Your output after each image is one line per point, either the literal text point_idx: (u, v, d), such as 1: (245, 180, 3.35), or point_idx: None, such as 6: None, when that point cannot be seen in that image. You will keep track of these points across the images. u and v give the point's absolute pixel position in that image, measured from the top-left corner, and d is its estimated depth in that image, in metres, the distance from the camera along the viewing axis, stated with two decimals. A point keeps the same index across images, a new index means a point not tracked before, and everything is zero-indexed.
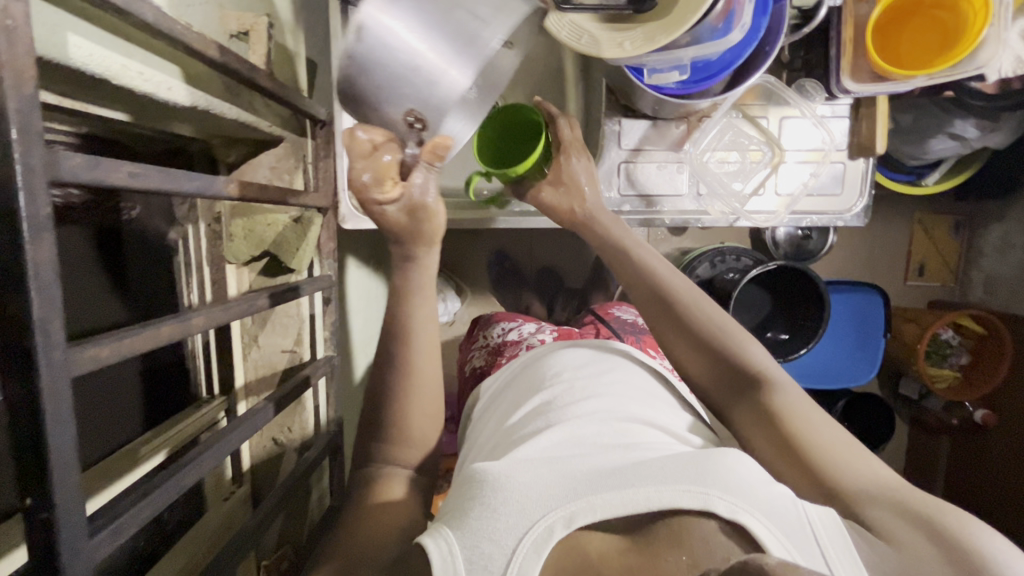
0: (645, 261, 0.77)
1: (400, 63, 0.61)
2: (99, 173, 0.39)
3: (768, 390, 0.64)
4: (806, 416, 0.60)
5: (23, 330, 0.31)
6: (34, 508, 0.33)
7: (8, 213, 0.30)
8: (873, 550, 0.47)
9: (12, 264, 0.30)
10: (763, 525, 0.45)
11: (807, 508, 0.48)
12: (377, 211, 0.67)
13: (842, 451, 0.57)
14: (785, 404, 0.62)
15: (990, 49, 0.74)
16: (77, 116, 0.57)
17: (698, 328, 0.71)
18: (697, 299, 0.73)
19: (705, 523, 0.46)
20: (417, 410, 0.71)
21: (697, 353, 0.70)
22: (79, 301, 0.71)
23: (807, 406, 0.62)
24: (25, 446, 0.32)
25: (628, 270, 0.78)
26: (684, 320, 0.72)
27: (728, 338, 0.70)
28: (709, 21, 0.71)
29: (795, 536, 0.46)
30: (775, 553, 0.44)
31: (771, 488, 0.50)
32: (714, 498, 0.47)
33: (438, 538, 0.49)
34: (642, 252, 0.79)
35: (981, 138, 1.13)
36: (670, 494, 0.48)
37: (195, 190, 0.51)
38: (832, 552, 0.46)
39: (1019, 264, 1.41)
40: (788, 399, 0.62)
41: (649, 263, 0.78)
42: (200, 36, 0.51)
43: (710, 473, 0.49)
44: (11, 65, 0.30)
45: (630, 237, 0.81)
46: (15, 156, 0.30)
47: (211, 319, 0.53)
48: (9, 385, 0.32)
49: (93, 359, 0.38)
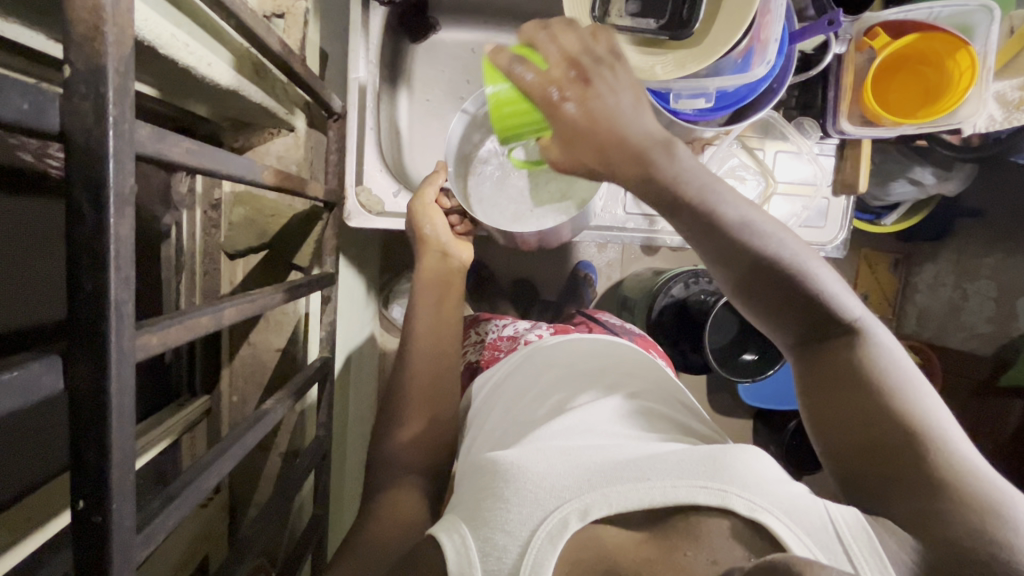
0: (720, 212, 0.58)
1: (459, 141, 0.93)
2: (162, 146, 0.36)
3: (854, 360, 0.58)
4: (901, 391, 0.56)
5: (96, 309, 0.28)
6: (87, 511, 0.29)
7: (95, 180, 0.27)
8: (897, 541, 0.45)
9: (94, 239, 0.27)
10: (784, 527, 0.45)
11: (829, 506, 0.47)
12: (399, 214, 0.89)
13: (925, 424, 0.53)
14: (876, 377, 0.56)
15: (971, 107, 0.83)
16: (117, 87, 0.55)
17: (791, 283, 0.59)
18: (783, 249, 0.59)
19: (722, 521, 0.46)
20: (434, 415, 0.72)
21: (779, 317, 0.61)
22: None
23: (901, 372, 0.57)
24: (84, 444, 0.29)
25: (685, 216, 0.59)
26: (773, 278, 0.59)
27: (817, 292, 0.59)
28: (731, 55, 0.75)
29: (817, 535, 0.44)
30: (795, 553, 0.44)
31: (788, 488, 0.48)
32: (732, 495, 0.46)
33: (453, 534, 0.50)
34: (713, 194, 0.59)
35: (936, 185, 1.24)
36: (687, 490, 0.47)
37: (239, 174, 0.48)
38: (856, 550, 0.44)
39: (949, 301, 1.55)
40: (878, 371, 0.57)
41: (724, 205, 0.59)
42: (255, 13, 0.49)
43: (726, 468, 0.49)
44: (115, 21, 0.27)
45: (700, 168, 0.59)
46: (110, 118, 0.27)
47: (242, 311, 0.50)
48: (72, 372, 0.28)
49: (145, 347, 0.35)
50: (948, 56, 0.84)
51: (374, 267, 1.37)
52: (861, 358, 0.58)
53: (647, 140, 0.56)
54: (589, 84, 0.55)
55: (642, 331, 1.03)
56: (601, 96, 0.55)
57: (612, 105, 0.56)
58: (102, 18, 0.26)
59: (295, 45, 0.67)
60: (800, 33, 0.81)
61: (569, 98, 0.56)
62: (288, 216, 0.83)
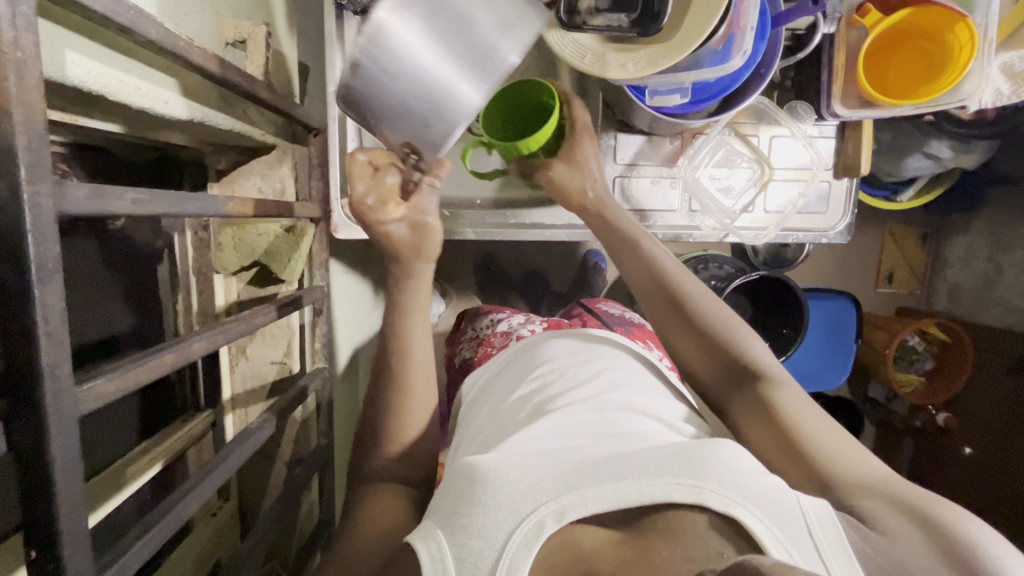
0: (652, 255, 0.77)
1: (412, 115, 0.62)
2: (103, 202, 0.37)
3: (769, 385, 0.64)
4: (809, 411, 0.60)
5: (31, 375, 0.30)
6: (41, 559, 0.32)
7: (15, 253, 0.29)
8: (866, 541, 0.46)
9: (21, 311, 0.29)
10: (757, 519, 0.44)
11: (801, 499, 0.48)
12: (381, 230, 0.73)
13: (835, 442, 0.57)
14: (783, 396, 0.62)
15: (974, 82, 0.79)
16: (82, 130, 0.57)
17: (704, 316, 0.71)
18: (700, 293, 0.73)
19: (697, 516, 0.45)
20: (429, 418, 0.75)
21: (698, 345, 0.70)
22: (84, 310, 0.70)
23: (807, 399, 0.62)
24: (31, 498, 0.31)
25: (618, 243, 0.79)
26: (692, 313, 0.71)
27: (726, 332, 0.70)
28: (709, 45, 0.72)
29: (788, 528, 0.45)
30: (772, 554, 0.43)
31: (767, 479, 0.49)
32: (707, 491, 0.46)
33: (429, 539, 0.49)
34: (646, 243, 0.78)
35: (955, 158, 1.18)
36: (662, 487, 0.47)
37: (198, 211, 0.49)
38: (826, 546, 0.44)
39: (981, 274, 1.47)
40: (787, 393, 0.62)
41: (653, 253, 0.77)
42: (204, 51, 0.50)
43: (701, 465, 0.48)
44: (21, 99, 0.28)
45: (633, 226, 0.80)
46: (24, 195, 0.28)
47: (212, 342, 0.52)
48: (15, 436, 0.30)
49: (97, 396, 0.37)
50: (948, 29, 0.79)
51: (381, 268, 1.38)
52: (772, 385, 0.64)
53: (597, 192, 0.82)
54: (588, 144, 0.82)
55: (639, 322, 1.01)
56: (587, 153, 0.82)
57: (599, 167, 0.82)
58: (6, 100, 0.27)
59: (258, 74, 0.68)
60: (783, 16, 0.76)
61: (582, 145, 0.81)
62: (274, 234, 0.82)
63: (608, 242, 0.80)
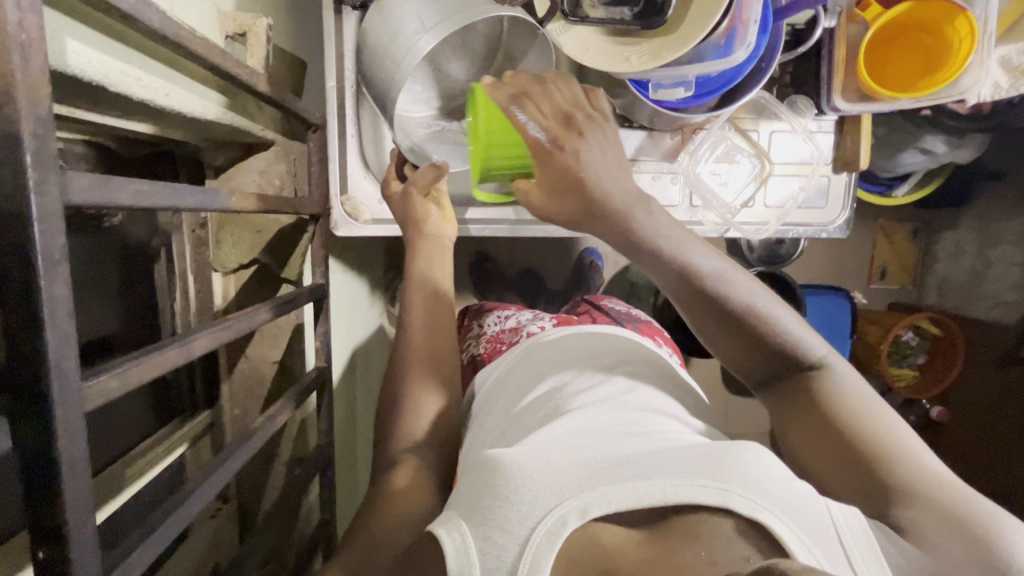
0: (692, 263, 0.61)
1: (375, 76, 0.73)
2: (108, 193, 0.36)
3: (823, 392, 0.58)
4: (863, 411, 0.56)
5: (37, 370, 0.29)
6: (48, 560, 0.31)
7: (22, 245, 0.28)
8: (899, 552, 0.45)
9: (26, 304, 0.28)
10: (785, 526, 0.44)
11: (830, 506, 0.47)
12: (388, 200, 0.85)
13: (890, 444, 0.53)
14: (840, 404, 0.57)
15: (973, 75, 0.80)
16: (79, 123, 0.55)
17: (756, 325, 0.60)
18: (752, 295, 0.61)
19: (723, 521, 0.44)
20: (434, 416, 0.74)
21: (746, 355, 0.61)
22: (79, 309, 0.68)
23: (863, 397, 0.58)
24: (36, 499, 0.30)
25: (649, 251, 0.62)
26: (742, 323, 0.60)
27: (779, 338, 0.60)
28: (712, 39, 0.73)
29: (815, 534, 0.44)
30: (799, 558, 0.42)
31: (794, 485, 0.48)
32: (733, 495, 0.45)
33: (452, 530, 0.48)
34: (683, 250, 0.62)
35: (947, 153, 1.19)
36: (688, 488, 0.46)
37: (200, 205, 0.48)
38: (856, 554, 0.44)
39: (969, 269, 1.49)
40: (842, 400, 0.57)
41: (693, 257, 0.61)
42: (206, 42, 0.49)
43: (727, 467, 0.47)
44: (26, 83, 0.27)
45: (668, 229, 0.62)
46: (30, 185, 0.27)
47: (214, 339, 0.50)
48: (21, 433, 0.29)
49: (101, 393, 0.36)
50: (946, 22, 0.80)
51: (377, 267, 1.37)
52: (826, 392, 0.58)
53: (625, 200, 0.61)
54: (578, 139, 0.62)
55: (647, 319, 1.01)
56: (585, 153, 0.61)
57: (602, 171, 0.62)
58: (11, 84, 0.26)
59: (258, 65, 0.67)
60: (785, 9, 0.78)
61: (565, 152, 0.61)
62: (274, 231, 0.84)
63: (627, 249, 0.63)
